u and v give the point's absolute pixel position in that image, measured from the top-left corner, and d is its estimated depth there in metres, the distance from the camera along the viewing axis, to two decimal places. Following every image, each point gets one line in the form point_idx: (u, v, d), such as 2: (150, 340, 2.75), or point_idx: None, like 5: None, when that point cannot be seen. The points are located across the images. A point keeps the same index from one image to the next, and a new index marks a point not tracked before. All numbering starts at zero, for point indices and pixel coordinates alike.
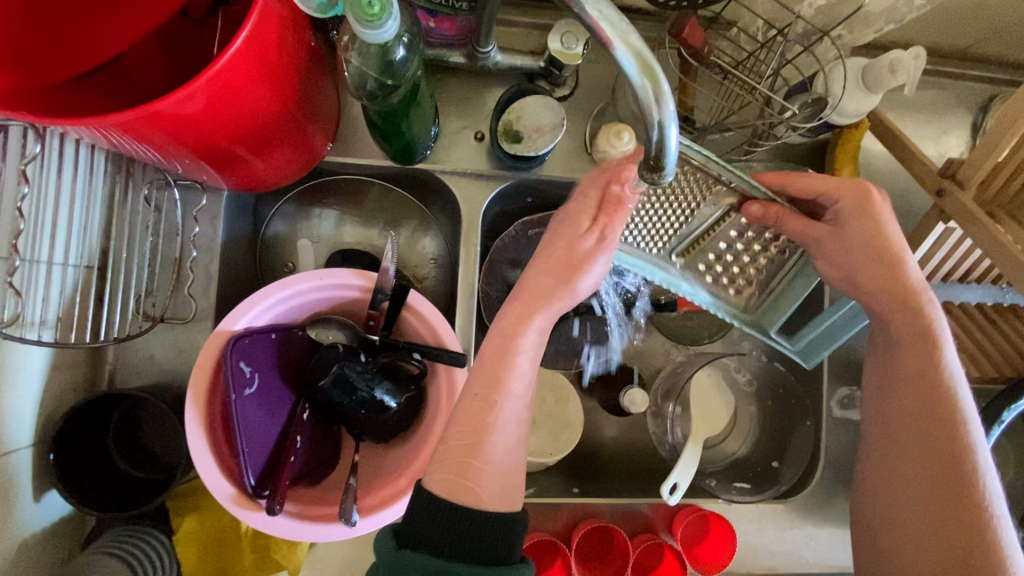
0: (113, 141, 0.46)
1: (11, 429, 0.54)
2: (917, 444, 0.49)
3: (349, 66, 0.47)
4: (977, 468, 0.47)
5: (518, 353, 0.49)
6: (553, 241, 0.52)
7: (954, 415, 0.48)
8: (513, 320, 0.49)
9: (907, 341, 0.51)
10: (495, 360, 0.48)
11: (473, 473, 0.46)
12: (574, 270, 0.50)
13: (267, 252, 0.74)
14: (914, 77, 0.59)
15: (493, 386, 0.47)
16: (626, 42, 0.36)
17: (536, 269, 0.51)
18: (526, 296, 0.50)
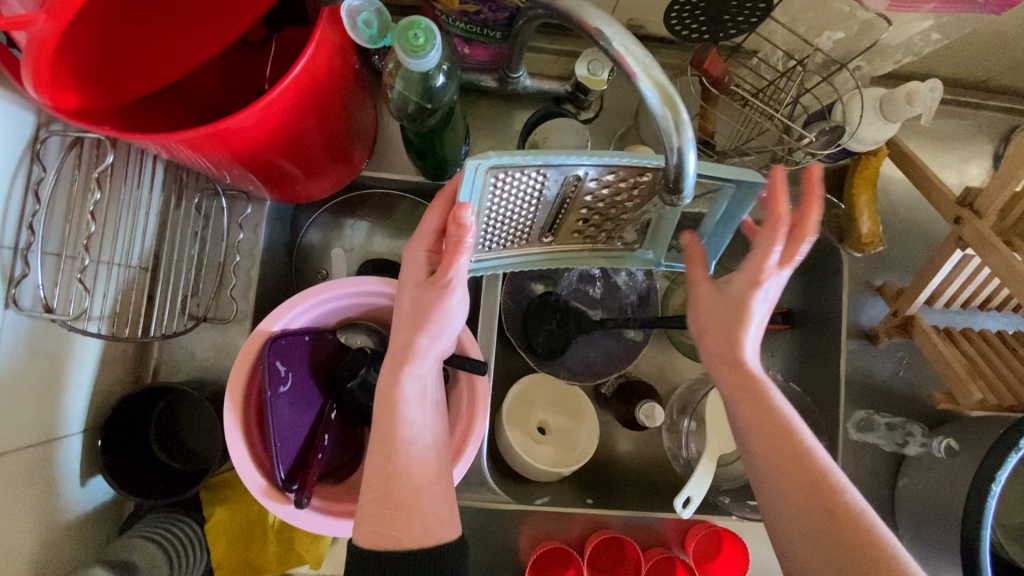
0: (175, 153, 0.50)
1: (67, 416, 0.58)
2: (787, 484, 0.43)
3: (393, 91, 0.50)
4: (858, 515, 0.41)
5: (407, 400, 0.50)
6: (408, 296, 0.51)
7: (808, 456, 0.43)
8: (390, 375, 0.50)
9: (744, 379, 0.47)
10: (385, 418, 0.48)
11: (395, 522, 0.45)
12: (426, 315, 0.50)
13: (303, 259, 0.79)
14: (931, 108, 0.60)
15: (389, 443, 0.48)
16: (649, 76, 0.40)
17: (399, 328, 0.51)
18: (392, 359, 0.50)
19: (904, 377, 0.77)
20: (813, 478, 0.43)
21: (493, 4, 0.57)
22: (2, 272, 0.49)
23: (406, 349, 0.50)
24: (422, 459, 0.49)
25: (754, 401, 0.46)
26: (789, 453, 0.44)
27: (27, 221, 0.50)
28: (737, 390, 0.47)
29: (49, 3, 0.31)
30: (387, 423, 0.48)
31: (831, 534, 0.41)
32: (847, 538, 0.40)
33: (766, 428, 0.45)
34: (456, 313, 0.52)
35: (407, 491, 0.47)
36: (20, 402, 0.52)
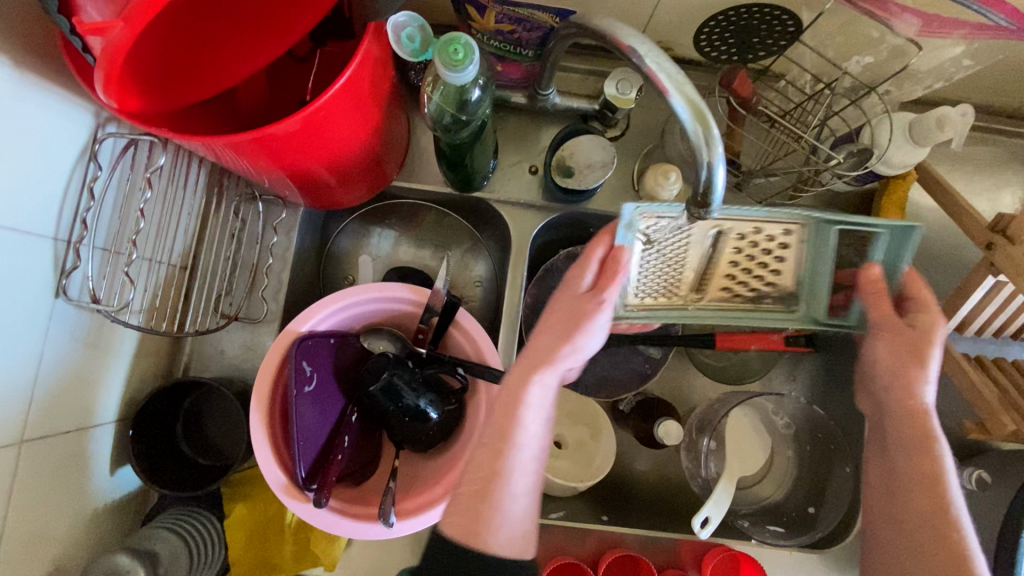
0: (222, 157, 0.53)
1: (101, 405, 0.60)
2: (913, 508, 0.47)
3: (430, 102, 0.53)
4: (967, 558, 0.43)
5: (531, 408, 0.51)
6: (560, 305, 0.54)
7: (939, 495, 0.46)
8: (521, 375, 0.51)
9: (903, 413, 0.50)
10: (504, 415, 0.50)
11: (485, 520, 0.49)
12: (575, 326, 0.52)
13: (332, 264, 0.81)
14: (961, 132, 0.60)
15: (502, 445, 0.50)
16: (681, 92, 0.41)
17: (542, 334, 0.53)
18: (525, 364, 0.52)
19: (934, 406, 0.75)
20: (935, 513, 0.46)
21: (528, 24, 0.59)
22: (55, 263, 0.51)
23: (547, 356, 0.52)
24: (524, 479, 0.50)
25: (915, 437, 0.49)
26: (923, 479, 0.47)
27: (80, 215, 0.53)
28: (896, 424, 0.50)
29: (129, 11, 0.33)
30: (502, 430, 0.50)
31: (935, 556, 0.44)
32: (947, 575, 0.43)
33: (910, 462, 0.48)
34: (596, 332, 0.53)
35: (493, 501, 0.49)
36: (60, 389, 0.54)
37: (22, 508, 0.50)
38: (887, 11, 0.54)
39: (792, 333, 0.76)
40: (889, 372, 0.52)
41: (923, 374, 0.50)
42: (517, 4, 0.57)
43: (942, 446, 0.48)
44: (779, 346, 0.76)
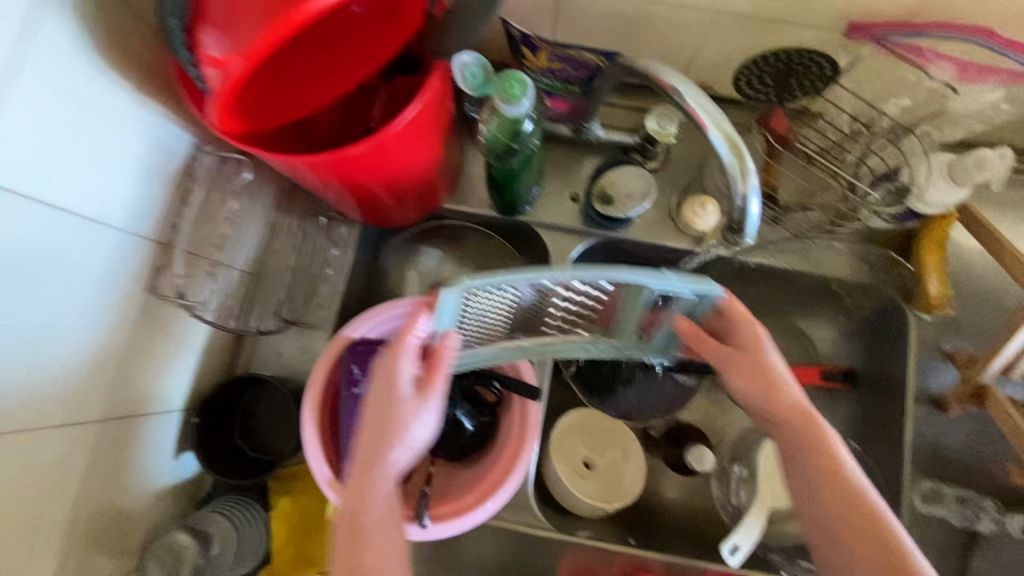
0: (297, 174, 0.59)
1: (171, 393, 0.66)
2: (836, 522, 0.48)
3: (485, 130, 0.57)
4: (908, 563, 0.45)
5: (393, 459, 0.50)
6: (381, 371, 0.51)
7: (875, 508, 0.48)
8: (376, 430, 0.50)
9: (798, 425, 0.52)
10: (366, 463, 0.50)
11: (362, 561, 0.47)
12: (391, 382, 0.50)
13: (382, 279, 0.87)
14: (1000, 173, 0.62)
15: (360, 492, 0.49)
16: (718, 127, 0.45)
17: (376, 389, 0.51)
18: (382, 413, 0.50)
19: (976, 450, 0.73)
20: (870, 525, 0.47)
21: (576, 63, 0.65)
22: (151, 262, 0.60)
23: (387, 422, 0.50)
24: (390, 514, 0.50)
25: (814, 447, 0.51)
26: (847, 495, 0.49)
27: (174, 221, 0.62)
28: (790, 429, 0.52)
29: (246, 50, 0.39)
30: (365, 472, 0.49)
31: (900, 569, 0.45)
32: None
33: (822, 467, 0.50)
34: (430, 409, 0.52)
35: (370, 544, 0.48)
36: (141, 373, 0.60)
37: (101, 477, 0.57)
38: (924, 58, 0.59)
39: (828, 367, 0.77)
40: (756, 395, 0.53)
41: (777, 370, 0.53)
42: (569, 45, 0.63)
43: (840, 446, 0.51)
44: (814, 379, 0.76)
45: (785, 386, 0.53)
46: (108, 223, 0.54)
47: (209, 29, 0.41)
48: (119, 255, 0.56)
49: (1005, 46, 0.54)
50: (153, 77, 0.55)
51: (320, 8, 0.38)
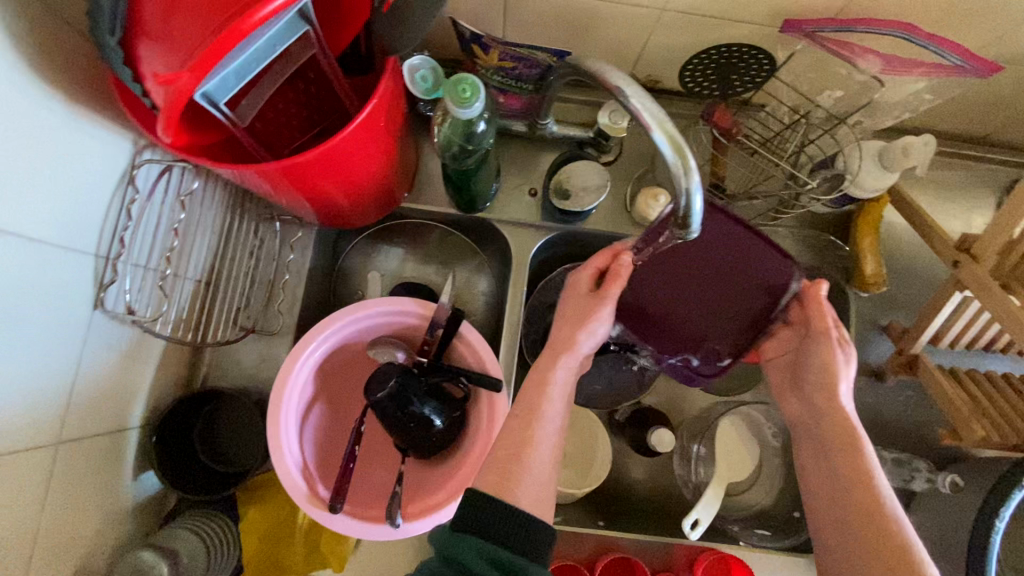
0: (249, 183, 0.58)
1: (130, 410, 0.64)
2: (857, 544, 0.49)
3: (439, 132, 0.58)
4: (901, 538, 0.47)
5: (555, 384, 0.56)
6: (574, 302, 0.60)
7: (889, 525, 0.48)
8: (548, 363, 0.57)
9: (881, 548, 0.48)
10: (536, 387, 0.55)
11: (512, 477, 0.50)
12: (579, 323, 0.58)
13: (343, 280, 0.85)
14: (926, 160, 0.66)
15: (528, 428, 0.53)
16: (661, 128, 0.45)
17: (562, 328, 0.59)
18: (547, 355, 0.57)
19: (913, 416, 0.79)
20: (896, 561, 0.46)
21: (528, 62, 0.64)
22: (95, 277, 0.56)
23: (567, 344, 0.57)
24: (552, 432, 0.54)
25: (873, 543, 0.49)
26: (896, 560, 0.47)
27: (119, 234, 0.58)
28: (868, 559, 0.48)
29: (192, 63, 0.38)
30: (538, 397, 0.55)
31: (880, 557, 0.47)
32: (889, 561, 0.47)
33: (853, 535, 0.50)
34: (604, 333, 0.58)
35: (526, 463, 0.51)
36: (91, 393, 0.58)
37: (56, 511, 0.54)
38: (852, 52, 0.61)
39: None
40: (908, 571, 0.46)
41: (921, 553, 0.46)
42: (517, 45, 0.62)
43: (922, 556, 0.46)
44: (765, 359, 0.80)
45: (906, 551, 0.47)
46: (49, 239, 0.50)
47: (148, 43, 0.40)
48: (65, 274, 0.52)
49: (927, 40, 0.56)
50: (90, 87, 0.53)
51: (267, 17, 0.38)
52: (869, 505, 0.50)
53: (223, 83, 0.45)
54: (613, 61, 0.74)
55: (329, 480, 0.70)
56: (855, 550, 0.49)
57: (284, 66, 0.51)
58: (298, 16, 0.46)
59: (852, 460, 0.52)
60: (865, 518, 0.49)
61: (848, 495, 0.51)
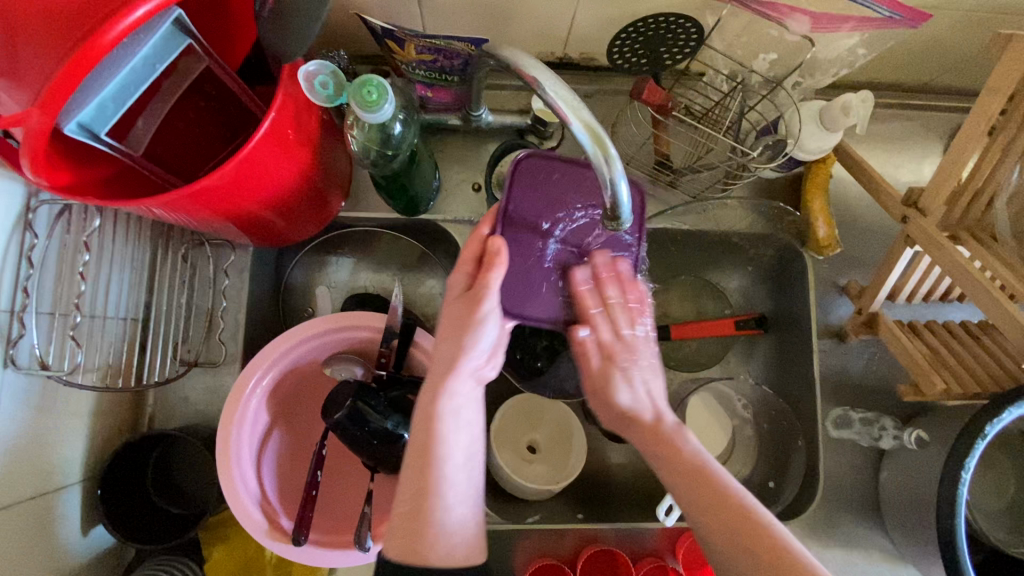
0: (161, 216, 0.53)
1: (67, 465, 0.60)
2: (716, 538, 0.46)
3: (354, 141, 0.56)
4: (763, 530, 0.45)
5: (449, 415, 0.51)
6: (454, 309, 0.54)
7: (746, 517, 0.46)
8: (428, 398, 0.51)
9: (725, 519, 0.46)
10: (421, 426, 0.51)
11: (420, 539, 0.49)
12: (463, 333, 0.53)
13: (289, 299, 0.81)
14: (864, 117, 0.65)
15: (426, 468, 0.49)
16: (579, 117, 0.43)
17: (442, 341, 0.54)
18: (437, 372, 0.52)
19: (878, 372, 0.79)
20: (744, 536, 0.45)
21: (447, 52, 0.61)
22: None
23: (448, 364, 0.52)
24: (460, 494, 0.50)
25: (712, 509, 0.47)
26: (755, 536, 0.45)
27: (21, 283, 0.54)
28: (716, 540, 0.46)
29: (40, 99, 0.35)
30: (426, 438, 0.50)
31: (749, 551, 0.45)
32: (753, 545, 0.45)
33: (697, 504, 0.48)
34: (487, 333, 0.54)
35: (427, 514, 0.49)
36: (14, 456, 0.54)
37: None
38: (779, 12, 0.59)
39: (742, 316, 0.79)
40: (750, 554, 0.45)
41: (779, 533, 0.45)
42: (432, 37, 0.58)
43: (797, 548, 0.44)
44: (729, 330, 0.79)
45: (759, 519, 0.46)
46: None
47: None
48: None
49: None
50: None
51: (118, 39, 0.34)
52: (721, 505, 0.47)
53: (101, 111, 0.41)
54: (542, 43, 0.70)
55: (294, 509, 0.67)
56: (744, 570, 0.45)
57: (174, 84, 0.49)
58: (176, 28, 0.43)
59: (681, 467, 0.50)
60: (729, 525, 0.46)
61: (702, 499, 0.48)
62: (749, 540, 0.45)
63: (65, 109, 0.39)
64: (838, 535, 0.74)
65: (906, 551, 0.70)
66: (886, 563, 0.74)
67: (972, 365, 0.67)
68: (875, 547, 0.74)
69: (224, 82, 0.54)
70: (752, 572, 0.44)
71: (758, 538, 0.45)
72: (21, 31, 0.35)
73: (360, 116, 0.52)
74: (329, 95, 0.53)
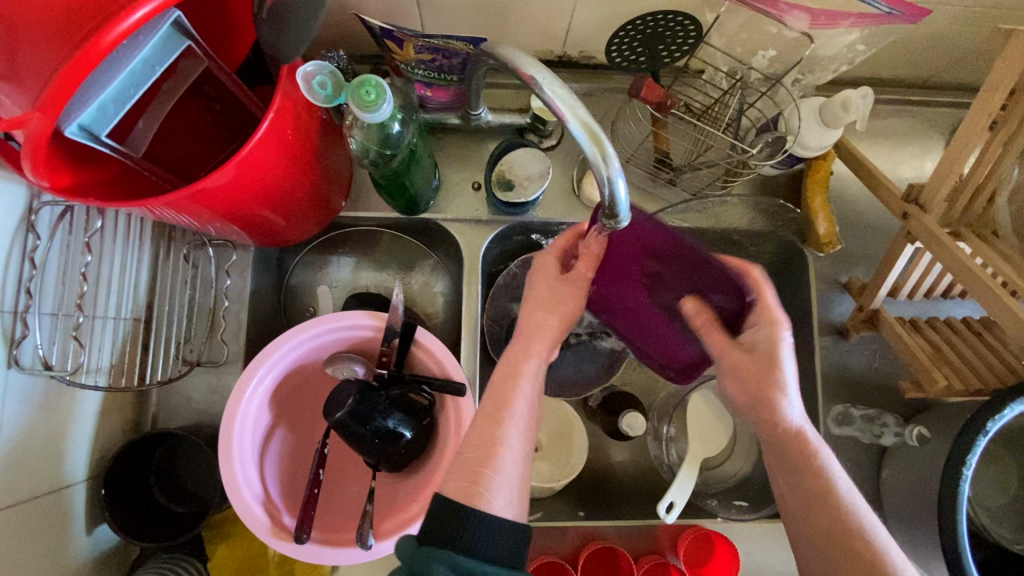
0: (164, 217, 0.54)
1: (71, 464, 0.61)
2: (804, 524, 0.49)
3: (353, 141, 0.57)
4: (859, 532, 0.47)
5: (525, 379, 0.52)
6: (543, 282, 0.57)
7: (849, 517, 0.47)
8: (519, 354, 0.54)
9: (824, 517, 0.48)
10: (502, 384, 0.52)
11: (481, 483, 0.47)
12: (555, 302, 0.55)
13: (291, 298, 0.81)
14: (864, 114, 0.65)
15: (491, 428, 0.50)
16: (576, 116, 0.43)
17: (529, 309, 0.56)
18: (516, 345, 0.54)
19: (880, 369, 0.79)
20: (841, 535, 0.47)
21: (446, 52, 0.61)
22: (4, 334, 0.53)
23: (535, 328, 0.54)
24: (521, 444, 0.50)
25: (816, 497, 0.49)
26: (845, 535, 0.47)
27: (24, 284, 0.54)
28: (811, 528, 0.49)
29: (40, 102, 0.35)
30: (500, 397, 0.51)
31: (843, 546, 0.47)
32: (846, 542, 0.47)
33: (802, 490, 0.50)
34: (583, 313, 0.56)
35: (489, 462, 0.48)
36: (20, 456, 0.54)
37: None
38: (777, 9, 0.59)
39: None
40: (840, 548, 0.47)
41: (877, 541, 0.46)
42: (430, 37, 0.58)
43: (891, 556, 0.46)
44: None
45: (858, 524, 0.47)
46: None
47: None
48: None
49: None
50: None
51: (116, 41, 0.34)
52: (831, 510, 0.48)
53: (100, 114, 0.42)
54: (542, 41, 0.70)
55: (297, 507, 0.68)
56: (826, 559, 0.47)
57: (173, 86, 0.49)
58: (175, 31, 0.43)
59: (789, 445, 0.50)
60: (826, 517, 0.48)
61: (805, 486, 0.50)
62: (841, 539, 0.47)
63: (66, 112, 0.40)
64: None
65: (908, 548, 0.70)
66: None
67: (974, 362, 0.66)
68: None
69: (224, 84, 0.54)
70: (835, 562, 0.47)
71: (851, 538, 0.47)
72: (20, 34, 0.35)
73: (358, 116, 0.52)
74: (327, 95, 0.53)
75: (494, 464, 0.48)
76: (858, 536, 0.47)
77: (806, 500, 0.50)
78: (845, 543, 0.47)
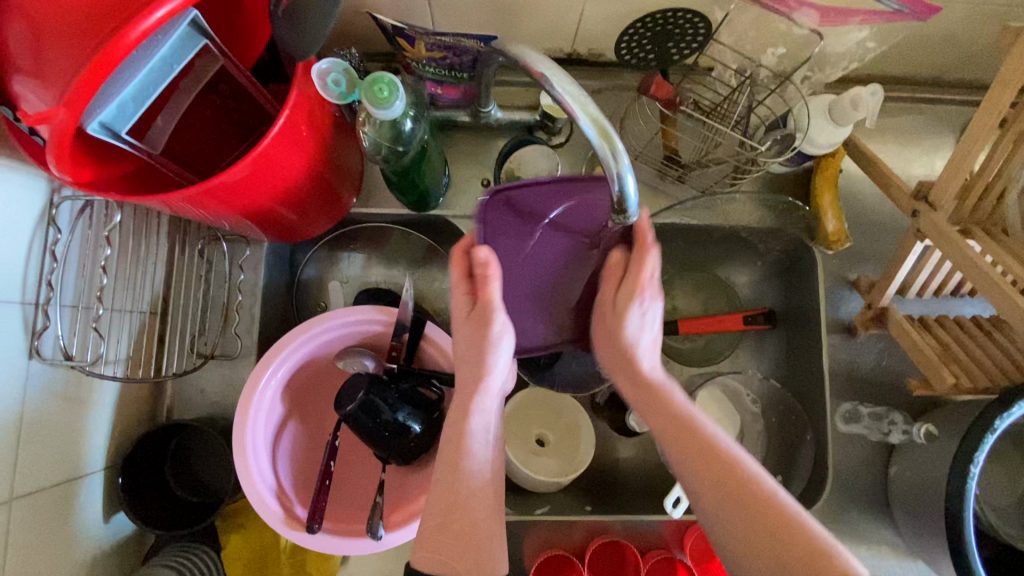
0: (180, 212, 0.55)
1: (89, 453, 0.62)
2: (722, 514, 0.46)
3: (366, 137, 0.57)
4: (774, 503, 0.45)
5: (473, 434, 0.56)
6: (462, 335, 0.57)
7: (756, 491, 0.45)
8: (461, 404, 0.56)
9: (733, 495, 0.46)
10: (451, 445, 0.55)
11: (450, 554, 0.53)
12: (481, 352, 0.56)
13: (302, 293, 0.82)
14: (871, 114, 0.64)
15: (453, 486, 0.55)
16: (586, 112, 0.43)
17: (465, 364, 0.57)
18: (460, 400, 0.57)
19: (888, 366, 0.79)
20: (761, 515, 0.44)
21: (457, 49, 0.62)
22: (26, 326, 0.54)
23: (473, 382, 0.56)
24: (483, 491, 0.56)
25: (715, 471, 0.47)
26: (758, 505, 0.45)
27: (46, 277, 0.56)
28: (722, 507, 0.46)
29: (66, 98, 0.36)
30: (455, 454, 0.55)
31: (757, 524, 0.44)
32: (761, 520, 0.44)
33: (708, 474, 0.47)
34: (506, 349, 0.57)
35: (455, 523, 0.54)
36: (41, 444, 0.56)
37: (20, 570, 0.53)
38: (788, 7, 0.59)
39: (750, 311, 0.78)
40: (749, 531, 0.45)
41: (795, 516, 0.44)
42: (442, 34, 0.59)
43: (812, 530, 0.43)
44: (738, 326, 0.78)
45: (770, 498, 0.45)
46: None
47: (22, 80, 0.38)
48: None
49: None
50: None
51: (139, 39, 0.35)
52: (736, 488, 0.46)
53: (121, 110, 0.43)
54: (552, 39, 0.71)
55: (309, 499, 0.69)
56: (749, 539, 0.45)
57: (190, 83, 0.50)
58: (193, 29, 0.44)
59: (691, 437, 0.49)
60: (742, 502, 0.45)
61: (710, 471, 0.47)
62: (762, 517, 0.44)
63: (88, 110, 0.41)
64: (847, 529, 0.75)
65: (914, 546, 0.70)
66: (895, 557, 0.74)
67: (983, 359, 0.66)
68: (883, 541, 0.74)
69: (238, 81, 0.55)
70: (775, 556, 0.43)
71: (775, 514, 0.44)
72: (47, 33, 0.36)
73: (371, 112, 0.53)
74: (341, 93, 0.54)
75: (465, 523, 0.54)
76: (776, 511, 0.44)
77: (709, 481, 0.47)
78: (767, 524, 0.44)
